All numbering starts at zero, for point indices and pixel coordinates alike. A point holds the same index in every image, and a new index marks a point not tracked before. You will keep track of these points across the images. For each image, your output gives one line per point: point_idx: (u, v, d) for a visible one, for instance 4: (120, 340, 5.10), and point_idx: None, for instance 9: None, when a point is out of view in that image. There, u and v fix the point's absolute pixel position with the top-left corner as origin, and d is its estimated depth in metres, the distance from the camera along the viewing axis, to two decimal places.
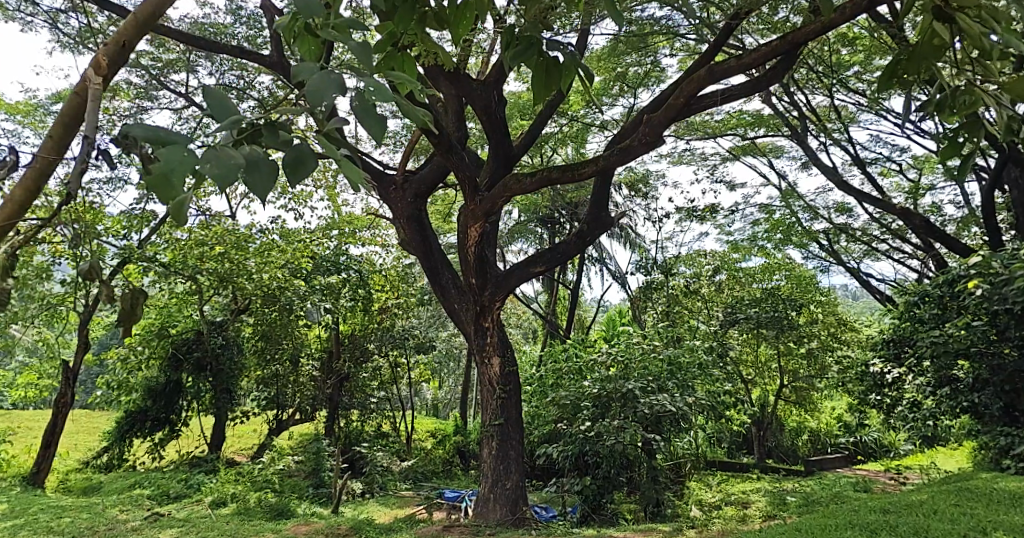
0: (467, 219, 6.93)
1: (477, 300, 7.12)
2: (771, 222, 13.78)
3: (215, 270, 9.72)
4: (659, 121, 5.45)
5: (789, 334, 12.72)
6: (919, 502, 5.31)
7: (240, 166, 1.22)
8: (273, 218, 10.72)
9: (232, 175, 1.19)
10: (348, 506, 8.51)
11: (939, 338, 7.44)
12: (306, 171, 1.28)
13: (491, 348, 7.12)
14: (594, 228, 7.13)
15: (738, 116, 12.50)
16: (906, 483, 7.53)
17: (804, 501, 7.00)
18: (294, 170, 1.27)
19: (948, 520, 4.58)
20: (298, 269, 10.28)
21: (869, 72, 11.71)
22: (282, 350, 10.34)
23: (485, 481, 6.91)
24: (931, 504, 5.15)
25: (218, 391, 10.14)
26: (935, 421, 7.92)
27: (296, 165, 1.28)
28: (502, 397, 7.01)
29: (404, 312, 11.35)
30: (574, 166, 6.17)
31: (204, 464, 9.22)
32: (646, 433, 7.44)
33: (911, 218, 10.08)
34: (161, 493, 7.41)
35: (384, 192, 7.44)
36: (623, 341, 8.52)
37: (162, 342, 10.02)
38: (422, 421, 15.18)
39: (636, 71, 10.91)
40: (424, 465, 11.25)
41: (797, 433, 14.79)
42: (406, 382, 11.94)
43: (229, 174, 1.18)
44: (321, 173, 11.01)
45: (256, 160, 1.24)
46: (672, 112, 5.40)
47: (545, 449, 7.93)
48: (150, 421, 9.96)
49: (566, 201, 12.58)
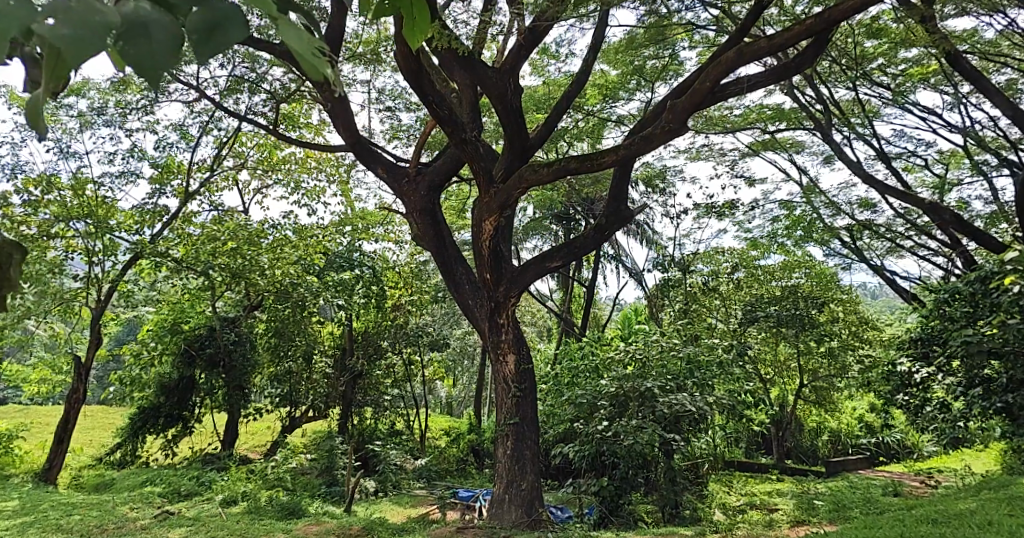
0: (481, 212, 6.78)
1: (492, 296, 6.95)
2: (792, 219, 13.45)
3: (227, 266, 9.45)
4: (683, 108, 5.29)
5: (810, 332, 12.46)
6: (967, 510, 5.06)
7: (113, 26, 0.82)
8: (286, 214, 10.65)
9: (91, 37, 0.80)
10: (362, 505, 8.39)
11: (972, 338, 7.21)
12: (226, 45, 0.89)
13: (506, 346, 6.94)
14: (613, 221, 6.94)
15: (759, 110, 12.25)
16: (938, 487, 7.28)
17: (833, 506, 6.77)
18: (208, 37, 0.88)
19: (1002, 532, 4.32)
20: (310, 265, 10.18)
21: (894, 65, 11.41)
22: (295, 347, 10.17)
23: (500, 481, 6.75)
24: (982, 513, 4.89)
25: (231, 388, 10.03)
26: (966, 422, 7.68)
27: (211, 35, 0.89)
28: (518, 396, 6.84)
29: (417, 309, 11.26)
30: (592, 155, 6.01)
31: (216, 461, 9.14)
32: (665, 433, 7.20)
33: (941, 213, 9.78)
34: (172, 490, 7.31)
35: (398, 184, 7.30)
36: (642, 340, 8.28)
37: (175, 338, 9.96)
38: (435, 419, 15.08)
39: (653, 64, 10.71)
40: (438, 463, 11.13)
41: (817, 433, 14.50)
42: (420, 380, 11.84)
43: (86, 37, 0.79)
44: (334, 168, 10.92)
45: (143, 21, 0.85)
46: (697, 98, 5.25)
47: (561, 449, 7.74)
48: (163, 418, 9.87)
49: (582, 196, 12.27)
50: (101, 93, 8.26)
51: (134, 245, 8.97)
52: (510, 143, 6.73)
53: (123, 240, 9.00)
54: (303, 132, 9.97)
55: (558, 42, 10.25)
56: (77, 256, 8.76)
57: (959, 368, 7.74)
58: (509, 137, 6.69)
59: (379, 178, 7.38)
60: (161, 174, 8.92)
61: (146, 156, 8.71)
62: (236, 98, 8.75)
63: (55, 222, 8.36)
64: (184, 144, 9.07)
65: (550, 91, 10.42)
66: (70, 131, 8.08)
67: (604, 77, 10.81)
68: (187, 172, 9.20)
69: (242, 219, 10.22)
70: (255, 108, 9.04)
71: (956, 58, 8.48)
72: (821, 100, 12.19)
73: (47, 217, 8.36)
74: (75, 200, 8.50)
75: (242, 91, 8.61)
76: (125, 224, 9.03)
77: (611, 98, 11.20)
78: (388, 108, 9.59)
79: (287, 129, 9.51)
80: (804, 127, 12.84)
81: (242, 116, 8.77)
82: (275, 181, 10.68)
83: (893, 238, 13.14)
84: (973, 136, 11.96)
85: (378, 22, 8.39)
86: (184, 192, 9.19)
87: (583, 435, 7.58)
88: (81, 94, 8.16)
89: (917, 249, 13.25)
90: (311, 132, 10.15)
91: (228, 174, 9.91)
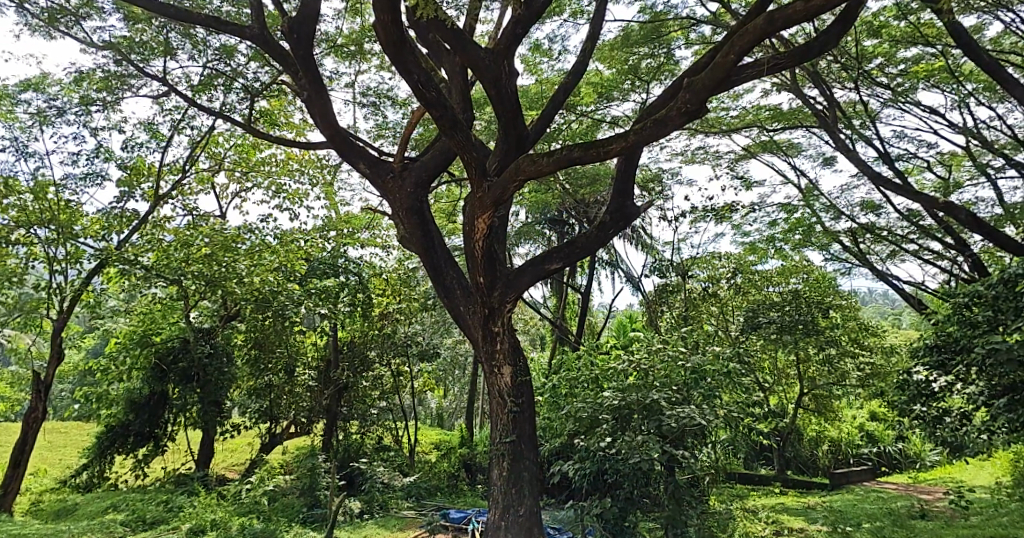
0: (474, 210, 6.27)
1: (485, 302, 6.44)
2: (790, 222, 12.68)
3: (202, 274, 8.94)
4: (702, 84, 4.91)
5: (813, 339, 11.93)
6: None
7: None
8: (265, 218, 10.12)
9: None
10: (346, 531, 7.86)
11: (1001, 345, 6.77)
12: None
13: (501, 357, 6.42)
14: (617, 218, 6.46)
15: (756, 112, 11.88)
16: (964, 507, 6.86)
17: (857, 532, 6.29)
18: None
19: None
20: (291, 272, 9.65)
21: (894, 65, 11.05)
22: (277, 358, 9.78)
23: (495, 506, 6.22)
24: None
25: (206, 404, 9.34)
26: (991, 436, 7.28)
27: None
28: (514, 411, 6.33)
29: (406, 318, 10.77)
30: (597, 142, 5.54)
31: (189, 484, 8.54)
32: (671, 449, 6.69)
33: (957, 212, 9.36)
34: (136, 517, 6.69)
35: (381, 181, 6.79)
36: (645, 348, 7.71)
37: (145, 351, 9.28)
38: (425, 432, 14.57)
39: (648, 64, 10.21)
40: (429, 480, 10.67)
41: (817, 443, 13.93)
42: (410, 391, 11.36)
43: None
44: (319, 170, 10.44)
45: None
46: (720, 73, 4.84)
47: (558, 468, 7.26)
48: (133, 437, 9.21)
49: (577, 198, 11.62)
50: (63, 89, 7.69)
51: (99, 253, 8.41)
52: (504, 134, 6.26)
53: (89, 248, 8.46)
54: (284, 131, 9.48)
55: (551, 38, 9.82)
56: (37, 265, 8.22)
57: (981, 377, 7.30)
58: (503, 128, 6.23)
59: (361, 175, 6.87)
60: (129, 176, 8.35)
61: (113, 157, 8.15)
62: (211, 96, 8.23)
63: (16, 228, 7.96)
64: (155, 144, 8.52)
65: (543, 91, 9.97)
66: (28, 130, 7.53)
67: (599, 75, 10.38)
68: (159, 174, 8.67)
69: (219, 224, 9.68)
70: (231, 106, 8.53)
71: (970, 46, 8.08)
72: (825, 98, 11.47)
73: (6, 222, 7.95)
74: (38, 203, 8.05)
75: (217, 87, 8.08)
76: (91, 230, 8.56)
77: (606, 99, 10.65)
78: (373, 106, 9.10)
79: (267, 128, 8.96)
80: (803, 127, 12.25)
81: (217, 114, 8.25)
82: (255, 184, 10.13)
83: (895, 241, 12.57)
84: (976, 137, 11.63)
85: (361, 14, 7.97)
86: (154, 196, 8.63)
87: (583, 451, 7.14)
88: (39, 90, 7.61)
89: (920, 252, 12.68)
90: (293, 132, 9.67)
91: (204, 177, 9.38)
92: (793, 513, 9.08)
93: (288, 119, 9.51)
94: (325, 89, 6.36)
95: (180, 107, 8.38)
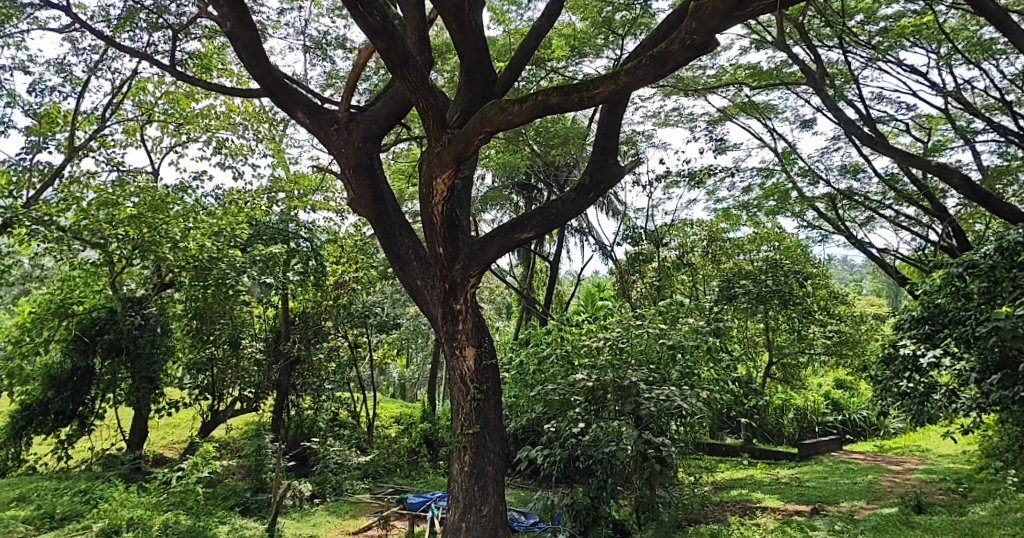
0: (432, 168, 5.47)
1: (446, 276, 5.71)
2: (766, 189, 11.65)
3: (130, 238, 7.93)
4: (711, 9, 4.20)
5: (787, 309, 11.67)
6: None
7: None
8: (199, 176, 9.17)
9: None
10: (291, 520, 7.21)
11: (1004, 322, 6.15)
12: None
13: (464, 338, 5.74)
14: (599, 180, 5.75)
15: (732, 71, 11.25)
16: (958, 500, 6.42)
17: (857, 530, 5.85)
18: None
19: None
20: (233, 237, 8.80)
21: (874, 23, 10.39)
22: (218, 331, 9.05)
23: (454, 506, 5.63)
24: None
25: (137, 380, 8.55)
26: (980, 414, 6.88)
27: None
28: (478, 399, 5.69)
29: (365, 287, 10.19)
30: (578, 87, 4.82)
31: (116, 468, 7.73)
32: (650, 435, 6.10)
33: (950, 176, 8.82)
34: (43, 514, 5.87)
35: (324, 133, 5.96)
36: (619, 321, 7.12)
37: (64, 321, 8.27)
38: (385, 404, 13.95)
39: (623, 17, 9.28)
40: (387, 457, 10.09)
41: (783, 411, 13.62)
42: (367, 363, 10.71)
43: None
44: (263, 124, 9.48)
45: None
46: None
47: (525, 454, 6.65)
48: (53, 417, 8.30)
49: (547, 160, 10.79)
50: None
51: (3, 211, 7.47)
52: (471, 82, 5.54)
53: None
54: (222, 79, 8.56)
55: None
56: None
57: (972, 351, 6.80)
58: (469, 73, 5.51)
59: (300, 126, 6.00)
60: (40, 125, 7.35)
61: (17, 101, 7.11)
62: (132, 33, 7.23)
63: None
64: (69, 88, 7.49)
65: (511, 43, 9.21)
66: None
67: (570, 27, 9.54)
68: (75, 124, 7.67)
69: (150, 182, 8.74)
70: (157, 47, 7.56)
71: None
72: (812, 56, 10.78)
73: None
74: None
75: (138, 24, 7.09)
76: None
77: (577, 54, 9.81)
78: (321, 55, 8.22)
79: (203, 75, 8.05)
80: (782, 87, 11.58)
81: (137, 54, 7.24)
82: (191, 137, 9.16)
83: (872, 207, 11.87)
84: (958, 98, 11.16)
85: None
86: (69, 146, 7.63)
87: (551, 436, 6.58)
88: None
89: (897, 218, 12.13)
90: (231, 79, 8.75)
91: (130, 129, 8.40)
92: (765, 489, 8.70)
93: (225, 64, 8.58)
94: (252, 21, 5.50)
95: (96, 47, 7.36)
